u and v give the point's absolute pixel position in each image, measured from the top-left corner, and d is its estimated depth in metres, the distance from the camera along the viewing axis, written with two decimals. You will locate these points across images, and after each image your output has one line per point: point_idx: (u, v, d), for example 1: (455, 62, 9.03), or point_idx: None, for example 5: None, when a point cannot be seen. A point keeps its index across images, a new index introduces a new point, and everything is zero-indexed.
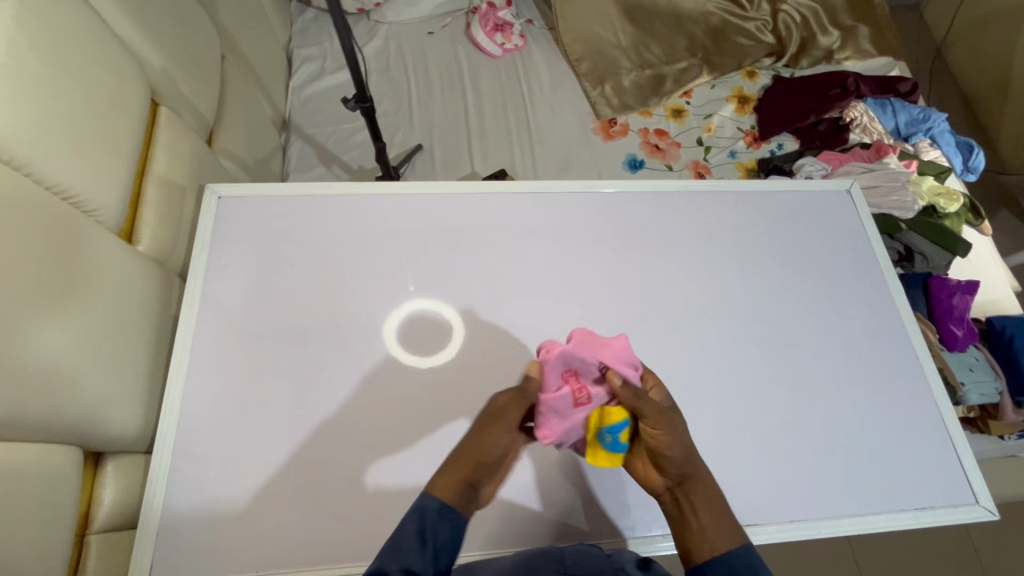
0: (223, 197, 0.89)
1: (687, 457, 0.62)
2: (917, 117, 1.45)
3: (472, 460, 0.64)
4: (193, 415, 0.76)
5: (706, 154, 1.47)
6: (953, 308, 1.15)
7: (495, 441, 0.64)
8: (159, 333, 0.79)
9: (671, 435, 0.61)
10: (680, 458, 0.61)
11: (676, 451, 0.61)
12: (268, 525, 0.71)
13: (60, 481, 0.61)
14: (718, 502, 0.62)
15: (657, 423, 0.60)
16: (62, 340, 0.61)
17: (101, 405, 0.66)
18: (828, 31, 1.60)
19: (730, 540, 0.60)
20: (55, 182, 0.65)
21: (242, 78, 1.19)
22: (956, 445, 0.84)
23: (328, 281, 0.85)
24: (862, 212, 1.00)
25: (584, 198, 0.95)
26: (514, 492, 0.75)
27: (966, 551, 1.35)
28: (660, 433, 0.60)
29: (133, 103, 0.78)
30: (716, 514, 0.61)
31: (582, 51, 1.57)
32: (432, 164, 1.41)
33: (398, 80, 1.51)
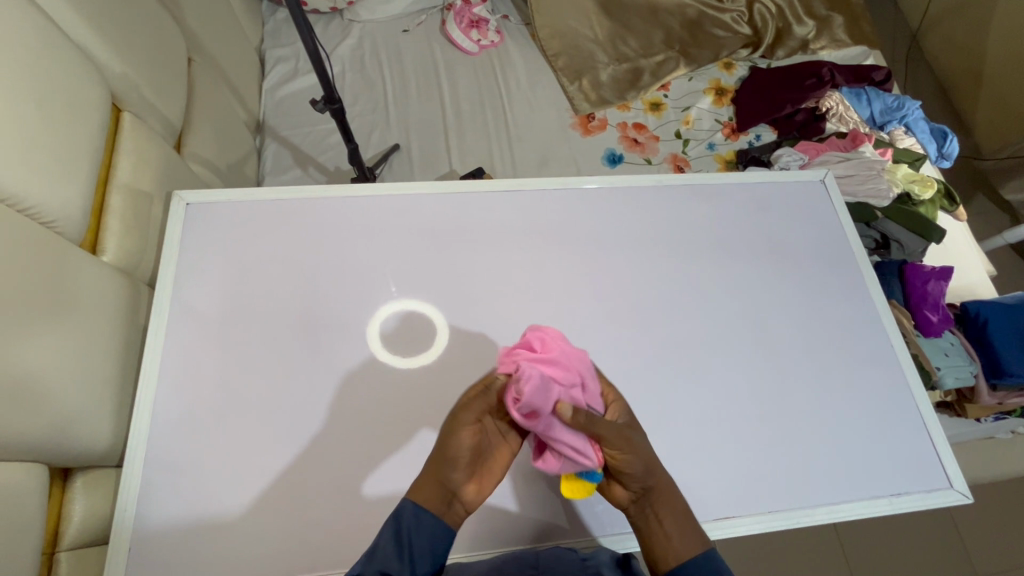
0: (191, 204, 0.87)
1: (649, 471, 0.59)
2: (892, 105, 1.47)
3: (439, 464, 0.59)
4: (164, 427, 0.75)
5: (684, 147, 1.47)
6: (928, 294, 1.16)
7: (461, 441, 0.59)
8: (128, 343, 0.78)
9: (635, 455, 0.57)
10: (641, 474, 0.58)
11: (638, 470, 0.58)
12: (244, 535, 0.71)
13: (25, 499, 0.60)
14: (683, 511, 0.60)
15: (618, 447, 0.56)
16: (21, 357, 0.59)
17: (68, 422, 0.65)
18: (803, 22, 1.61)
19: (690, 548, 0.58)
20: (12, 195, 0.63)
21: (211, 82, 1.17)
22: (929, 430, 0.85)
23: (302, 287, 0.84)
24: (835, 201, 1.01)
25: (559, 195, 0.95)
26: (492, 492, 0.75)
27: (948, 531, 1.37)
28: (626, 457, 0.57)
29: (93, 111, 0.76)
30: (681, 522, 0.59)
31: (559, 46, 1.57)
32: (410, 164, 1.39)
33: (373, 80, 1.50)
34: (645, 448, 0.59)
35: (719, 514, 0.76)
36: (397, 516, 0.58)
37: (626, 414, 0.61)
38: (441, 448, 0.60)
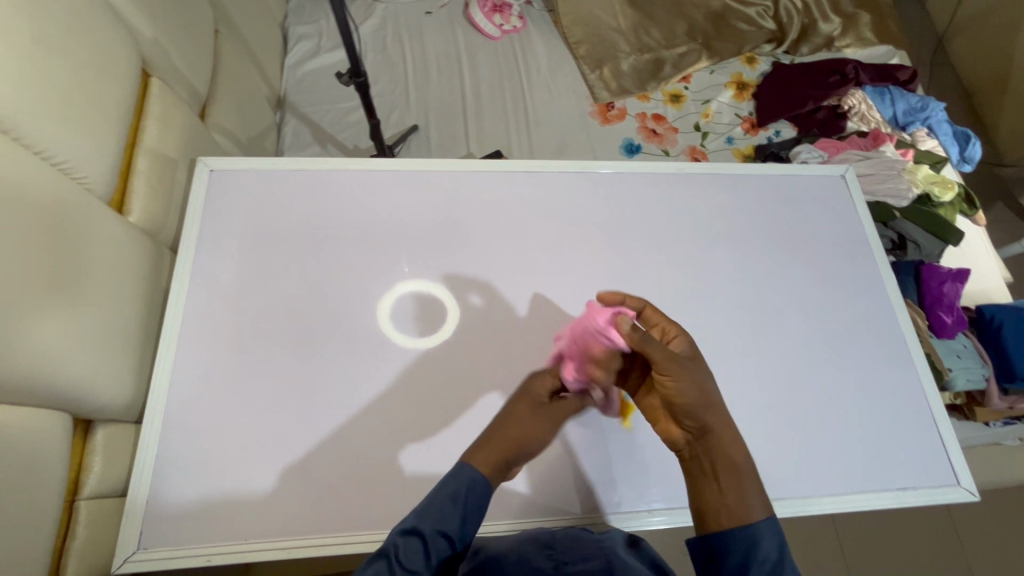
0: (215, 170, 0.88)
1: (705, 406, 0.57)
2: (916, 105, 1.46)
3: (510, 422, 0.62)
4: (182, 387, 0.76)
5: (703, 139, 1.46)
6: (943, 296, 1.16)
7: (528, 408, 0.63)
8: (149, 304, 0.79)
9: (685, 381, 0.56)
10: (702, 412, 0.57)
11: (694, 400, 0.56)
12: (255, 496, 0.72)
13: (50, 446, 0.61)
14: (747, 467, 0.57)
15: (668, 370, 0.56)
16: (51, 308, 0.61)
17: (92, 375, 0.66)
18: (830, 18, 1.59)
19: (755, 511, 0.55)
20: (46, 150, 0.64)
21: (237, 54, 1.18)
22: (939, 428, 0.85)
23: (320, 259, 0.85)
24: (855, 196, 1.01)
25: (577, 178, 0.95)
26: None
27: (948, 534, 1.37)
28: (677, 383, 0.56)
29: (123, 71, 0.77)
30: (741, 480, 0.56)
31: (581, 33, 1.56)
32: (428, 145, 1.40)
33: (395, 60, 1.50)
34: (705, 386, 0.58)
35: None
36: (456, 481, 0.57)
37: (688, 349, 0.61)
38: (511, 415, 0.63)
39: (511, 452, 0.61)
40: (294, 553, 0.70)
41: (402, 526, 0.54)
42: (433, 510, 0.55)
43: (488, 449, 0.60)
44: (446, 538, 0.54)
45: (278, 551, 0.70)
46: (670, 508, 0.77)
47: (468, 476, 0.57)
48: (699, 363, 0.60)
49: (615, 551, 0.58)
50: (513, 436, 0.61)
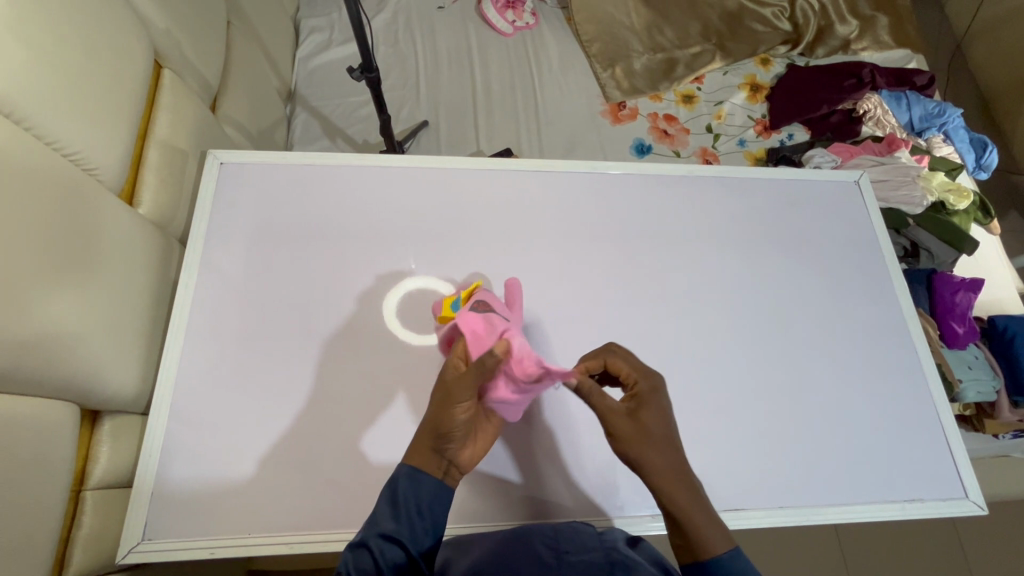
0: (226, 163, 0.88)
1: (648, 458, 0.55)
2: (932, 112, 1.43)
3: (432, 431, 0.57)
4: (188, 380, 0.76)
5: (715, 141, 1.45)
6: (955, 306, 1.14)
7: (454, 417, 0.56)
8: (158, 297, 0.80)
9: (626, 438, 0.56)
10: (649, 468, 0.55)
11: (634, 454, 0.56)
12: (259, 490, 0.72)
13: (56, 437, 0.61)
14: (699, 508, 0.54)
15: (612, 426, 0.56)
16: (58, 299, 0.61)
17: (98, 366, 0.66)
18: (847, 20, 1.57)
19: (715, 545, 0.53)
20: (56, 139, 0.64)
21: (248, 46, 1.18)
22: (949, 439, 0.84)
23: (329, 254, 0.85)
24: (869, 203, 0.99)
25: (588, 179, 0.94)
26: (503, 466, 0.76)
27: (951, 545, 1.36)
28: (618, 441, 0.56)
29: (135, 63, 0.77)
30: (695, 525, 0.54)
31: (594, 31, 1.55)
32: (437, 141, 1.39)
33: (406, 54, 1.49)
34: (653, 438, 0.56)
35: (728, 507, 0.76)
36: (393, 485, 0.56)
37: (639, 397, 0.58)
38: (433, 420, 0.57)
39: (436, 442, 0.57)
40: (297, 548, 0.70)
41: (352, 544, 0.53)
42: (380, 517, 0.54)
43: (414, 444, 0.58)
44: (389, 539, 0.53)
45: (281, 545, 0.70)
46: None
47: (403, 475, 0.56)
48: (654, 414, 0.57)
49: (615, 544, 0.58)
50: (430, 426, 0.57)
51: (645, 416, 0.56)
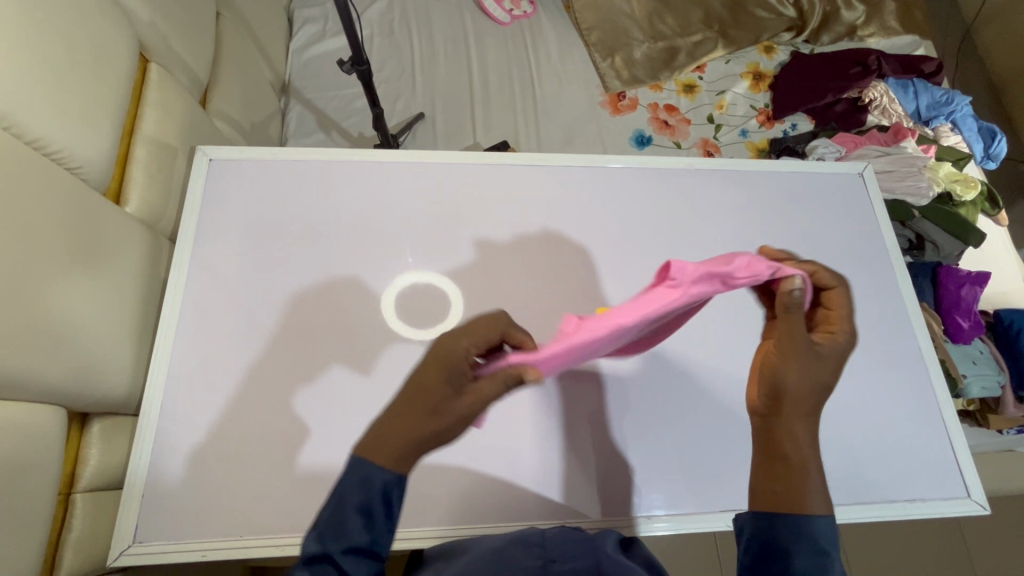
0: (215, 159, 0.87)
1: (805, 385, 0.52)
2: (939, 100, 1.39)
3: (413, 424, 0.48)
4: (178, 381, 0.75)
5: (717, 132, 1.42)
6: (961, 300, 1.13)
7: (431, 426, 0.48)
8: (147, 297, 0.78)
9: (797, 369, 0.52)
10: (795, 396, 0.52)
11: (797, 380, 0.52)
12: (251, 492, 0.71)
13: (44, 441, 0.60)
14: (810, 466, 0.51)
15: (785, 345, 0.52)
16: (44, 300, 0.60)
17: (86, 368, 0.65)
18: (853, 6, 1.53)
19: (816, 507, 0.50)
20: (37, 138, 0.63)
21: (239, 38, 1.16)
22: (952, 437, 0.83)
23: (321, 252, 0.84)
24: (874, 195, 0.97)
25: (584, 173, 0.92)
26: (501, 465, 0.75)
27: (953, 540, 1.35)
28: (786, 362, 0.52)
29: (119, 56, 0.75)
30: (803, 476, 0.50)
31: (593, 19, 1.52)
32: (434, 134, 1.37)
33: (401, 45, 1.47)
34: (817, 377, 0.52)
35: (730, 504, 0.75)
36: (366, 487, 0.48)
37: (841, 346, 0.54)
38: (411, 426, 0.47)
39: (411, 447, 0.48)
40: (290, 550, 0.69)
41: (308, 551, 0.47)
42: (345, 523, 0.47)
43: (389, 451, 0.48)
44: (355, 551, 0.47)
45: (273, 547, 0.69)
46: (672, 514, 0.75)
47: (373, 485, 0.48)
48: (830, 358, 0.53)
49: (604, 549, 0.57)
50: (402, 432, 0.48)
51: (824, 356, 0.53)
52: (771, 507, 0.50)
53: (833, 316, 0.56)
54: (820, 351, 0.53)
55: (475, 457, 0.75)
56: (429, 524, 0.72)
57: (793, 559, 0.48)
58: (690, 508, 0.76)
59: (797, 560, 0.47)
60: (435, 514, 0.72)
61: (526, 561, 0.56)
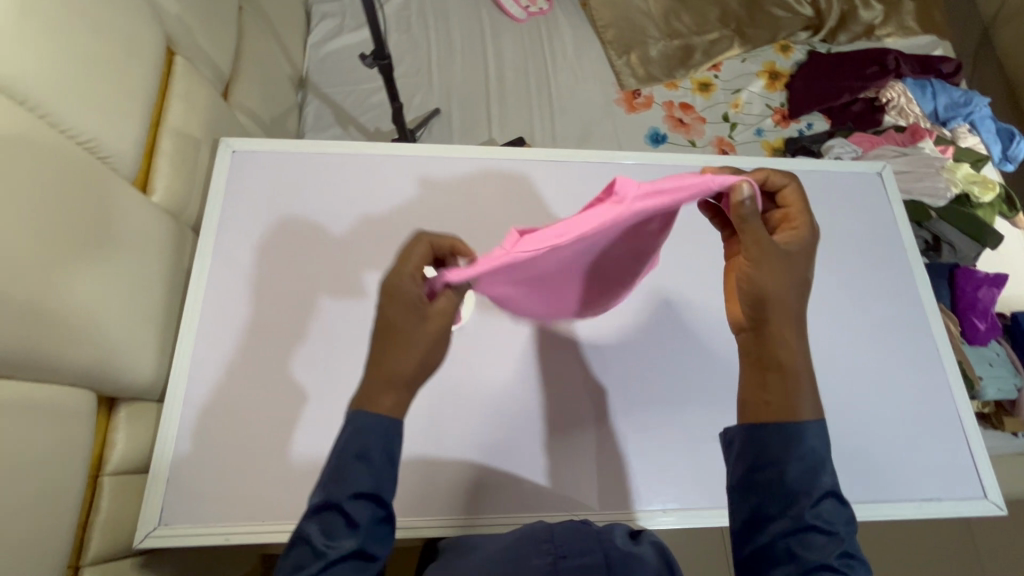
0: (238, 151, 0.88)
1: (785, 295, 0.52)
2: (958, 100, 1.39)
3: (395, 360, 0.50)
4: (202, 369, 0.76)
5: (732, 130, 1.42)
6: (978, 301, 1.14)
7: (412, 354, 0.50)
8: (172, 286, 0.80)
9: (768, 270, 0.51)
10: (772, 301, 0.51)
11: (770, 284, 0.51)
12: (273, 479, 0.72)
13: (74, 424, 0.62)
14: (800, 373, 0.52)
15: (754, 254, 0.51)
16: (74, 285, 0.61)
17: (114, 354, 0.67)
18: (870, 6, 1.53)
19: (805, 411, 0.51)
20: (70, 126, 0.64)
21: (259, 32, 1.17)
22: (969, 437, 0.83)
23: (341, 244, 0.85)
24: (893, 196, 0.97)
25: (601, 169, 0.93)
26: (510, 456, 0.76)
27: (964, 543, 1.35)
28: (756, 269, 0.51)
29: (148, 48, 0.76)
30: (794, 385, 0.52)
31: (610, 17, 1.52)
32: (449, 129, 1.37)
33: (418, 40, 1.47)
34: (793, 283, 0.52)
35: None
36: (364, 437, 0.49)
37: (803, 240, 0.53)
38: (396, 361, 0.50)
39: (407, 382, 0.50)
40: None
41: (316, 503, 0.48)
42: (347, 472, 0.48)
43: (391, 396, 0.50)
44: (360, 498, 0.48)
45: None
46: (682, 510, 0.76)
47: (376, 430, 0.49)
48: (798, 256, 0.52)
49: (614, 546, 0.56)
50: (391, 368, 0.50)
51: (794, 256, 0.52)
52: (761, 417, 0.53)
53: (793, 214, 0.55)
54: (786, 252, 0.52)
55: (484, 448, 0.76)
56: (444, 515, 0.73)
57: (787, 468, 0.50)
58: (704, 504, 0.76)
59: (791, 467, 0.50)
60: (451, 504, 0.73)
61: (535, 558, 0.55)
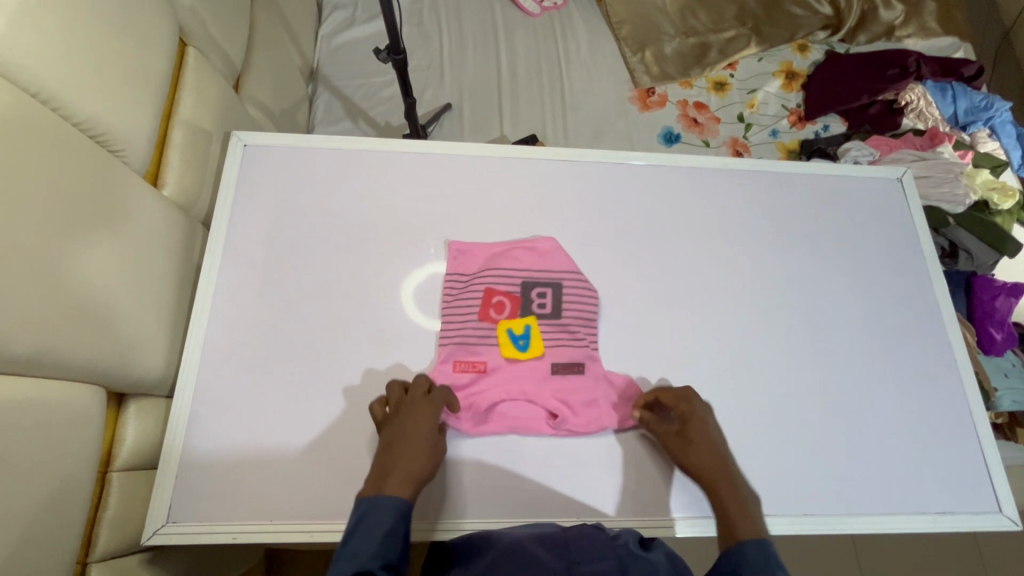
0: (249, 145, 0.87)
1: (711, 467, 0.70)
2: (978, 104, 1.36)
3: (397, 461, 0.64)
4: (211, 365, 0.76)
5: (746, 131, 1.40)
6: (995, 311, 1.12)
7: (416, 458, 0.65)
8: (181, 280, 0.79)
9: (697, 456, 0.71)
10: (706, 474, 0.70)
11: (701, 465, 0.70)
12: (281, 477, 0.72)
13: (84, 419, 0.61)
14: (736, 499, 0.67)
15: (678, 445, 0.72)
16: (85, 281, 0.61)
17: (124, 349, 0.66)
18: (892, 6, 1.50)
19: (745, 530, 0.64)
20: (82, 119, 0.63)
21: (271, 24, 1.15)
22: (985, 451, 0.81)
23: (353, 240, 0.84)
24: (912, 202, 0.95)
25: (616, 171, 0.91)
26: (514, 458, 0.75)
27: (969, 551, 1.34)
28: (688, 456, 0.71)
29: (160, 39, 0.75)
30: (744, 507, 0.66)
31: (625, 12, 1.49)
32: (460, 125, 1.36)
33: (430, 33, 1.46)
34: (709, 451, 0.71)
35: None
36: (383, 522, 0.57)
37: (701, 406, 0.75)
38: (404, 463, 0.64)
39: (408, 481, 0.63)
40: (316, 536, 0.70)
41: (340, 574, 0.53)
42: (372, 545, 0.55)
43: (394, 484, 0.62)
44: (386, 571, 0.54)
45: (302, 533, 0.70)
46: (686, 518, 0.74)
47: (392, 512, 0.58)
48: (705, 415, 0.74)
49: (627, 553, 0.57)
50: (396, 469, 0.63)
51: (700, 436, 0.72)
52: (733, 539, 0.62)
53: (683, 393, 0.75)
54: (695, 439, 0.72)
55: (485, 449, 0.75)
56: (448, 517, 0.72)
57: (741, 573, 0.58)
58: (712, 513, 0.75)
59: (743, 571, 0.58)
60: (455, 506, 0.73)
61: (549, 560, 0.56)
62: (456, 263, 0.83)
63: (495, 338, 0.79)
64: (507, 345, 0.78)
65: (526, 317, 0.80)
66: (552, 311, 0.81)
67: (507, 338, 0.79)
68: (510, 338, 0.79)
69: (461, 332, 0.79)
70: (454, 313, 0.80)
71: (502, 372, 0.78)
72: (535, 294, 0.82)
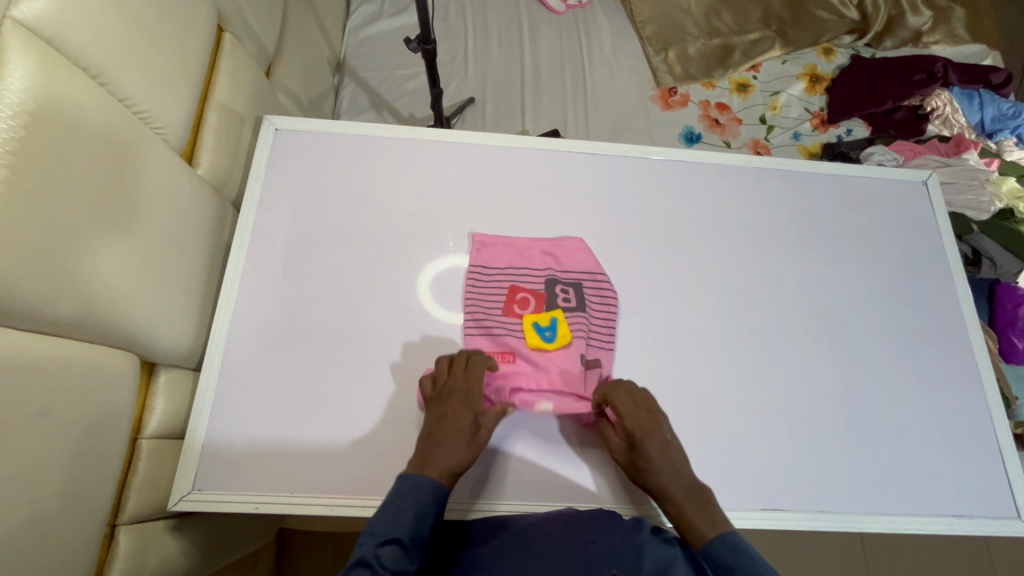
0: (280, 129, 0.89)
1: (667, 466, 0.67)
2: (1006, 112, 1.35)
3: (439, 445, 0.67)
4: (238, 341, 0.78)
5: (768, 133, 1.40)
6: (1016, 319, 1.13)
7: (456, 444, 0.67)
8: (211, 258, 0.81)
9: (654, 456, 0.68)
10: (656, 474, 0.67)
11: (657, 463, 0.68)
12: (302, 453, 0.73)
13: (119, 385, 0.63)
14: (695, 498, 0.66)
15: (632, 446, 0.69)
16: (125, 251, 0.63)
17: (157, 321, 0.68)
18: (920, 11, 1.49)
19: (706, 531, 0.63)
20: (127, 96, 0.65)
21: (302, 13, 1.18)
22: (1005, 457, 0.80)
23: (379, 224, 0.85)
24: (937, 205, 0.95)
25: (638, 165, 0.92)
26: (523, 445, 0.75)
27: (982, 563, 1.32)
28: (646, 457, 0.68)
29: (201, 23, 0.78)
30: (702, 508, 0.65)
31: (649, 13, 1.50)
32: (483, 118, 1.37)
33: (455, 28, 1.47)
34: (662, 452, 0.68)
35: (771, 503, 0.74)
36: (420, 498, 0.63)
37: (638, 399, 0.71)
38: (446, 450, 0.66)
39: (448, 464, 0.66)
40: (336, 511, 0.71)
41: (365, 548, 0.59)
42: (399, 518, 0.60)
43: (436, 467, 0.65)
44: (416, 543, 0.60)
45: (321, 507, 0.71)
46: None
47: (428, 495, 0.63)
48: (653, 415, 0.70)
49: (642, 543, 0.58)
50: (438, 453, 0.66)
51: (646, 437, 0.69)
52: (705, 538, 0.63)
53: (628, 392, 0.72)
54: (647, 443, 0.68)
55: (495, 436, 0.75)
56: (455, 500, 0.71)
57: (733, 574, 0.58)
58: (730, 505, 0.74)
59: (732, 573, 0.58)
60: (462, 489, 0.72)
61: (566, 549, 0.57)
62: (478, 255, 0.84)
63: (520, 330, 0.80)
64: (534, 336, 0.79)
65: (553, 311, 0.80)
66: (577, 305, 0.81)
67: (534, 331, 0.79)
68: (536, 330, 0.79)
69: (485, 323, 0.80)
70: (477, 305, 0.81)
71: (524, 362, 0.78)
72: (559, 291, 0.82)
